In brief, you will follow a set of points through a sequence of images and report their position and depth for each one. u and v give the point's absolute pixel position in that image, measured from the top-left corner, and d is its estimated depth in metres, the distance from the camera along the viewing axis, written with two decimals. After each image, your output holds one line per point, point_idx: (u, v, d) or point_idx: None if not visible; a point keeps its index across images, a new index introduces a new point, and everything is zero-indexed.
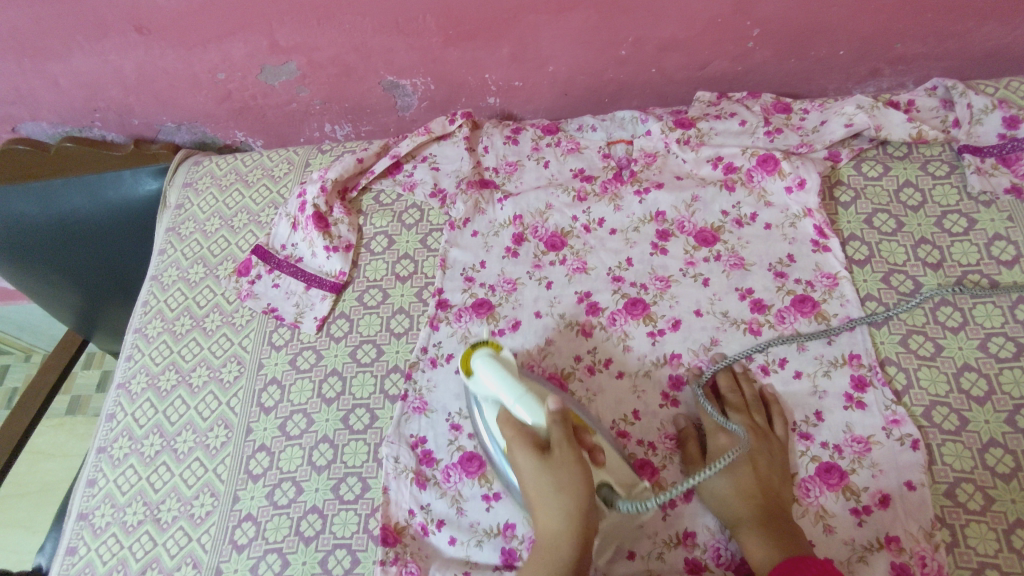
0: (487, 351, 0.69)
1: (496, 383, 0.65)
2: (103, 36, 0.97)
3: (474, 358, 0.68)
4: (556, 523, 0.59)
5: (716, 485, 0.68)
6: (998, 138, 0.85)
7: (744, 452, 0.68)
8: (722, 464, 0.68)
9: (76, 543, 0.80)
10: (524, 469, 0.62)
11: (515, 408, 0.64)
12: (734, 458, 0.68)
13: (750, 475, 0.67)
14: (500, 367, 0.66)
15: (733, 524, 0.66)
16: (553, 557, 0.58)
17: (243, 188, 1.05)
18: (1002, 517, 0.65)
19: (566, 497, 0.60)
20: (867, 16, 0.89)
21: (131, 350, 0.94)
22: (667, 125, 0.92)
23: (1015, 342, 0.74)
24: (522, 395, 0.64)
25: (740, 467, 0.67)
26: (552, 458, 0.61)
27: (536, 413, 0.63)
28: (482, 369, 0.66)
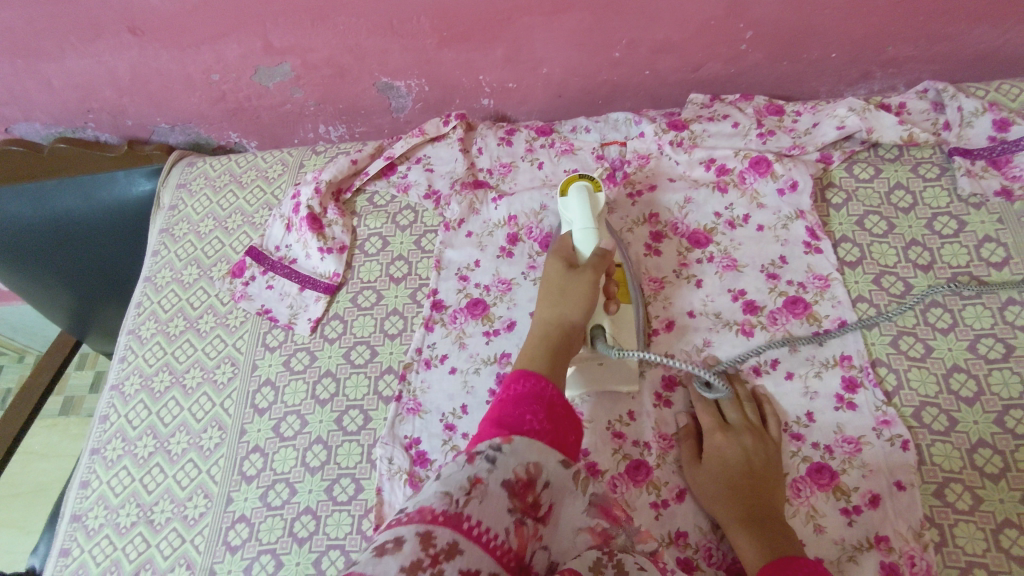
0: (588, 184, 0.80)
1: (579, 207, 0.77)
2: (96, 37, 0.97)
3: (577, 184, 0.80)
4: (552, 316, 0.70)
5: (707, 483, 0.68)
6: (989, 140, 0.86)
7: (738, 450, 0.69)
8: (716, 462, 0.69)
9: (69, 545, 0.80)
10: (551, 275, 0.73)
11: (580, 232, 0.76)
12: (727, 455, 0.69)
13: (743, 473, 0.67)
14: (587, 200, 0.78)
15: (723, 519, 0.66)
16: (545, 332, 0.68)
17: (237, 190, 1.05)
18: (991, 517, 0.65)
19: (571, 298, 0.70)
20: (859, 19, 0.90)
21: (125, 351, 0.94)
22: (661, 127, 0.92)
23: (1004, 343, 0.74)
24: (588, 228, 0.76)
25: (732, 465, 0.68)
26: (581, 278, 0.72)
27: (587, 238, 0.76)
28: (576, 195, 0.78)
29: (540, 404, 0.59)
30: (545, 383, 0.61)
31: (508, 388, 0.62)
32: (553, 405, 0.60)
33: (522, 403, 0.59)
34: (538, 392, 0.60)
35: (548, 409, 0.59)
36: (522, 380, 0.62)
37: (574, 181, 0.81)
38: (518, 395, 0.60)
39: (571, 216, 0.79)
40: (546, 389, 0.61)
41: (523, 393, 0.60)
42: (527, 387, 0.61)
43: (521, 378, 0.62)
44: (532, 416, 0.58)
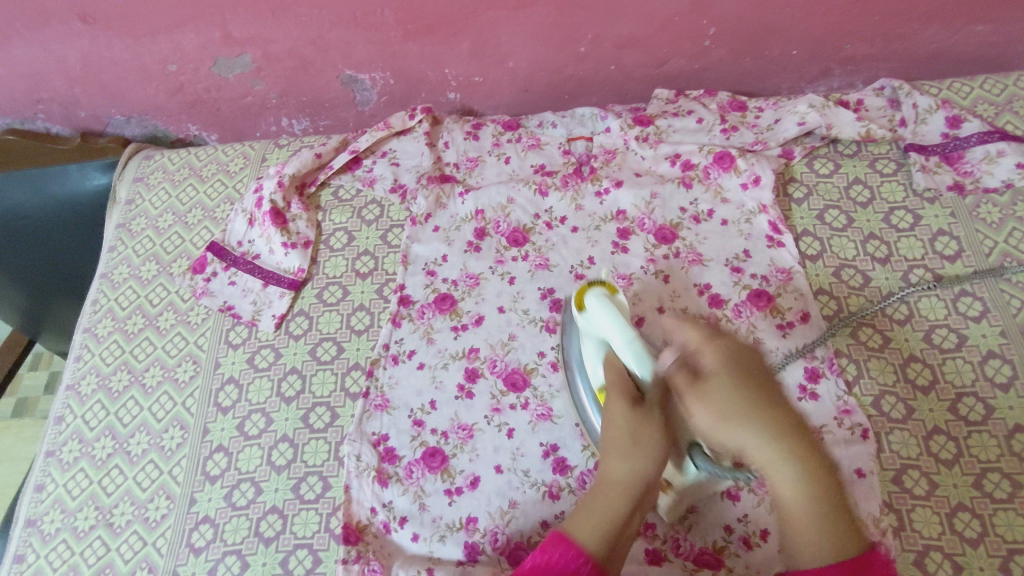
0: (603, 292, 0.70)
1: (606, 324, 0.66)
2: (46, 25, 0.94)
3: (593, 294, 0.70)
4: (621, 473, 0.59)
5: (743, 433, 0.53)
6: (942, 137, 0.89)
7: (738, 375, 0.56)
8: (733, 400, 0.55)
9: (23, 551, 0.77)
10: (614, 412, 0.62)
11: (623, 350, 0.65)
12: (732, 391, 0.55)
13: (767, 389, 0.55)
14: (613, 308, 0.68)
15: (773, 485, 0.53)
16: (609, 500, 0.58)
17: (197, 184, 1.03)
18: (945, 501, 0.68)
19: (642, 449, 0.59)
20: (819, 17, 0.92)
21: (81, 350, 0.91)
22: (626, 123, 0.94)
23: (957, 334, 0.77)
24: (633, 339, 0.65)
25: (755, 399, 0.54)
26: (646, 421, 0.61)
27: (637, 355, 0.64)
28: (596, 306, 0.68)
29: None
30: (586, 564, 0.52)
31: (543, 554, 0.53)
32: None
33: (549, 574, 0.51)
34: (569, 572, 0.52)
35: None
36: (560, 546, 0.53)
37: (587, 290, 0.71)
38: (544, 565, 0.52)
39: (598, 330, 0.69)
40: (585, 563, 0.52)
41: (552, 563, 0.52)
42: (557, 557, 0.52)
43: (558, 545, 0.54)
44: None
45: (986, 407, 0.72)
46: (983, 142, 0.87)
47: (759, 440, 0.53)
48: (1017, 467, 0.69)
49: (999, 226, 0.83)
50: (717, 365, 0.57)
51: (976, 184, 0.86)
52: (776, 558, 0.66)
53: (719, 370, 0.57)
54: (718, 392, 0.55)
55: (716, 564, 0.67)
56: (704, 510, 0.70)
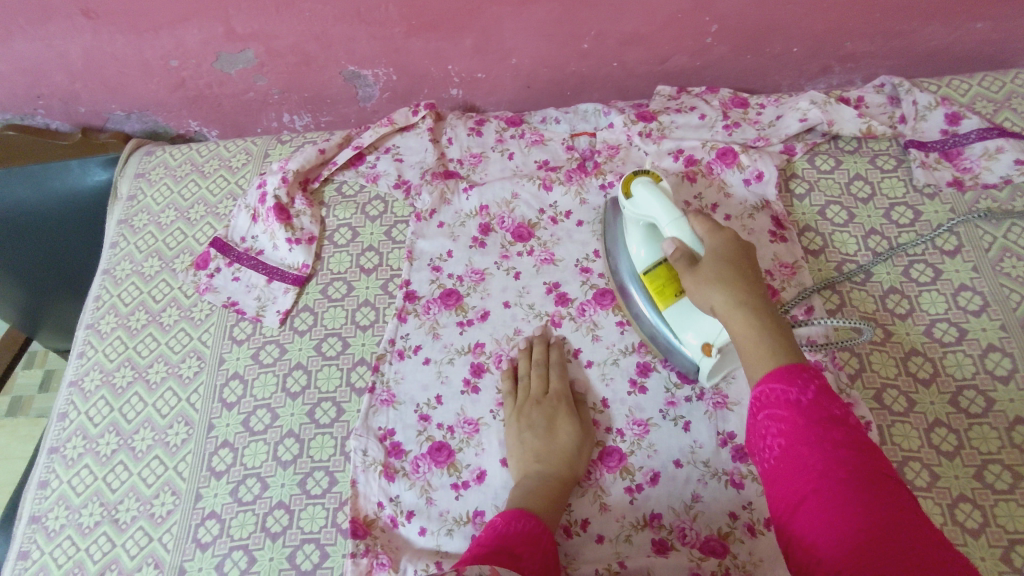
0: (648, 179, 0.73)
1: (656, 204, 0.69)
2: (47, 19, 0.93)
3: (639, 181, 0.72)
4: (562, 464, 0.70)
5: (718, 295, 0.59)
6: (941, 134, 0.90)
7: (728, 254, 0.61)
8: (719, 272, 0.60)
9: (28, 548, 0.77)
10: (540, 413, 0.74)
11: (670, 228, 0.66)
12: (719, 262, 0.60)
13: (743, 268, 0.60)
14: (656, 192, 0.70)
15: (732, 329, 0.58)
16: (549, 480, 0.69)
17: (199, 180, 1.02)
18: (947, 493, 0.68)
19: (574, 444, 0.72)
20: (820, 15, 0.92)
21: (83, 346, 0.91)
22: (630, 119, 0.94)
23: (957, 328, 0.78)
24: (676, 218, 0.66)
25: (730, 271, 0.60)
26: (574, 424, 0.73)
27: (688, 229, 0.65)
28: (644, 190, 0.71)
29: (534, 546, 0.61)
30: (544, 531, 0.63)
31: (506, 522, 0.63)
32: (545, 546, 0.62)
33: (519, 538, 0.61)
34: (536, 535, 0.62)
35: (542, 550, 0.61)
36: (520, 516, 0.64)
37: (631, 181, 0.73)
38: (515, 530, 0.62)
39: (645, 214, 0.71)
40: (543, 532, 0.63)
41: (520, 530, 0.62)
42: (526, 526, 0.63)
43: (518, 516, 0.64)
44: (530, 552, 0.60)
45: (987, 400, 0.73)
46: (982, 139, 0.88)
47: (729, 296, 0.58)
48: (1017, 458, 0.69)
49: (998, 222, 0.84)
50: (716, 248, 0.62)
51: (975, 180, 0.87)
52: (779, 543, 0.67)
53: (717, 248, 0.62)
54: (710, 265, 0.61)
55: (722, 551, 0.67)
56: (709, 499, 0.70)
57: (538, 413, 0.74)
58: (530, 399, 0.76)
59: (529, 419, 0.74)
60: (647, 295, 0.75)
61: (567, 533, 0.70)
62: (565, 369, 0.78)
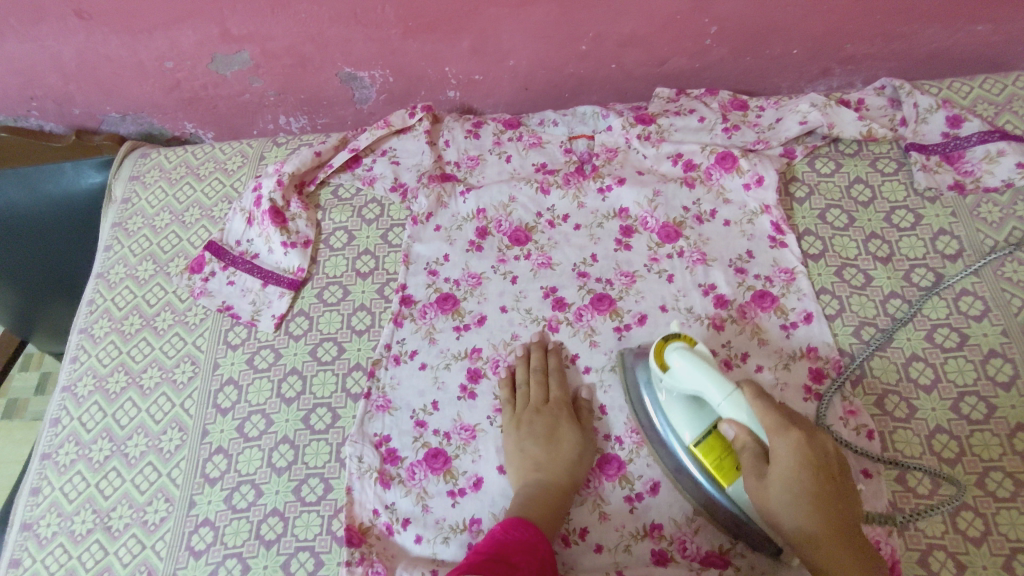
0: (685, 345, 0.65)
1: (704, 379, 0.62)
2: (40, 20, 0.92)
3: (677, 354, 0.64)
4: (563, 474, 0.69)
5: (784, 515, 0.56)
6: (942, 137, 0.89)
7: (796, 467, 0.56)
8: (785, 485, 0.56)
9: (20, 555, 0.76)
10: (536, 425, 0.73)
11: (727, 405, 0.60)
12: (785, 477, 0.56)
13: (812, 482, 0.55)
14: (697, 359, 0.63)
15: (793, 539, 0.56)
16: (553, 491, 0.68)
17: (194, 183, 1.02)
18: (949, 500, 0.68)
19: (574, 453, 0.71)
20: (820, 16, 0.92)
21: (76, 350, 0.90)
22: (628, 121, 0.94)
23: (959, 333, 0.77)
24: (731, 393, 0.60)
25: (801, 488, 0.55)
26: (572, 434, 0.73)
27: (751, 414, 0.59)
28: (688, 364, 0.63)
29: (532, 556, 0.60)
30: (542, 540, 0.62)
31: (505, 530, 0.62)
32: (543, 556, 0.61)
33: (517, 548, 0.60)
34: (534, 544, 0.61)
35: (540, 560, 0.60)
36: (518, 524, 0.63)
37: (667, 349, 0.66)
38: (512, 539, 0.61)
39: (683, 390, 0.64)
40: (541, 542, 0.62)
41: (518, 539, 0.61)
42: (524, 535, 0.62)
43: (516, 524, 0.63)
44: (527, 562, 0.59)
45: (988, 406, 0.72)
46: (983, 142, 0.87)
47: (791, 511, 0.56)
48: (1019, 465, 0.69)
49: (999, 226, 0.83)
50: (780, 452, 0.57)
51: (977, 183, 0.86)
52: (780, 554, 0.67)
53: (781, 463, 0.57)
54: (775, 479, 0.57)
55: (722, 564, 0.67)
56: None
57: (535, 424, 0.73)
58: (527, 409, 0.75)
59: (525, 430, 0.73)
60: (698, 471, 0.66)
61: (565, 542, 0.69)
62: (564, 377, 0.77)
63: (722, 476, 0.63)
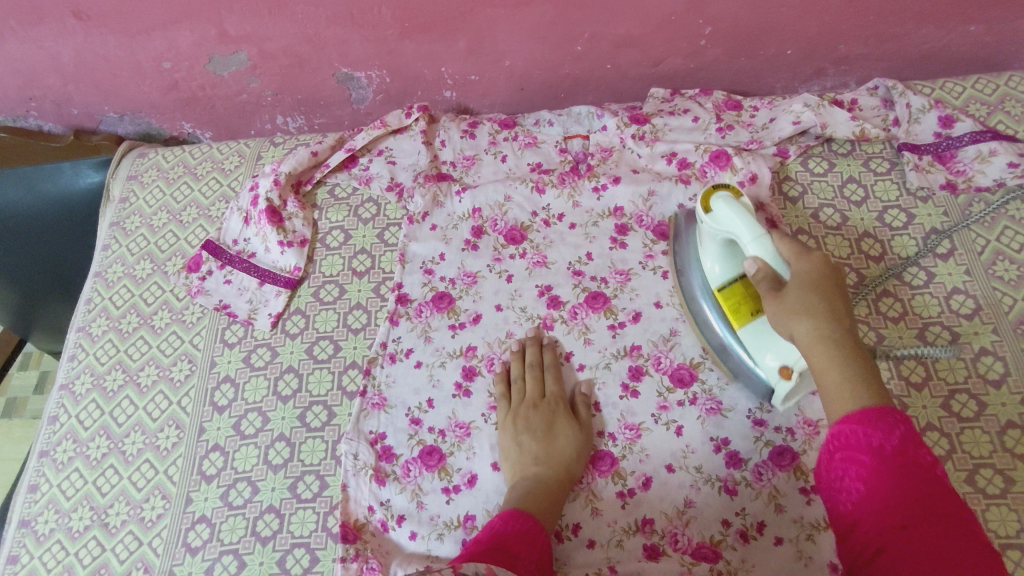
0: (729, 195, 0.71)
1: (737, 217, 0.67)
2: (38, 21, 0.93)
3: (719, 197, 0.70)
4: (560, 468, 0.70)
5: (799, 327, 0.58)
6: (935, 137, 0.90)
7: (812, 282, 0.60)
8: (803, 305, 0.58)
9: (17, 552, 0.77)
10: (533, 419, 0.74)
11: (752, 244, 0.65)
12: (803, 289, 0.59)
13: (829, 300, 0.58)
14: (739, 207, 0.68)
15: (810, 357, 0.57)
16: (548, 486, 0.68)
17: (192, 182, 1.02)
18: None
19: (570, 447, 0.72)
20: (814, 18, 0.92)
21: (74, 349, 0.90)
22: (623, 121, 0.94)
23: (950, 331, 0.78)
24: (759, 236, 0.65)
25: (815, 300, 0.58)
26: (569, 427, 0.73)
27: (773, 250, 0.64)
28: (725, 205, 0.69)
29: (531, 546, 0.61)
30: (541, 533, 0.63)
31: (504, 521, 0.63)
32: (542, 547, 0.62)
33: (517, 538, 0.61)
34: (533, 536, 0.62)
35: (539, 551, 0.61)
36: (518, 516, 0.63)
37: (713, 194, 0.72)
38: (512, 529, 0.62)
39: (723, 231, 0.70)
40: (541, 535, 0.63)
41: (518, 530, 0.62)
42: (523, 526, 0.62)
43: (516, 517, 0.63)
44: (526, 554, 0.59)
45: (979, 403, 0.73)
46: (976, 142, 0.88)
47: (811, 327, 0.57)
48: (1009, 463, 0.69)
49: (990, 225, 0.84)
50: (799, 273, 0.61)
51: (969, 183, 0.87)
52: (770, 548, 0.67)
53: (800, 279, 0.60)
54: (793, 296, 0.59)
55: (714, 557, 0.67)
56: (702, 505, 0.70)
57: (532, 418, 0.74)
58: (523, 404, 0.75)
59: (523, 422, 0.74)
60: (720, 314, 0.73)
61: (559, 538, 0.70)
62: (560, 374, 0.78)
63: (738, 318, 0.71)
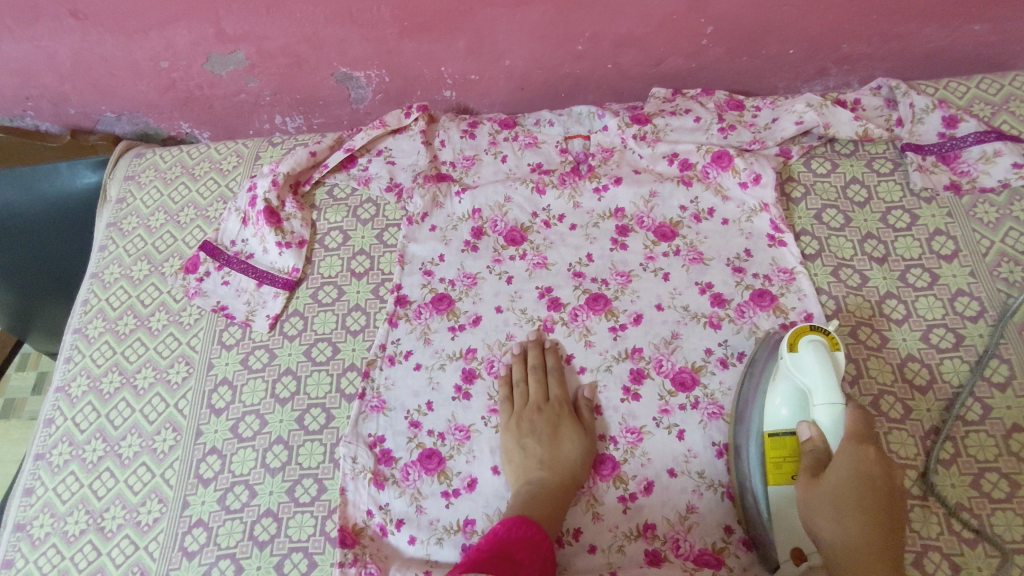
0: (823, 341, 0.64)
1: (819, 370, 0.62)
2: (35, 20, 0.92)
3: (809, 338, 0.64)
4: (565, 474, 0.69)
5: (826, 527, 0.55)
6: (938, 137, 0.89)
7: (854, 476, 0.55)
8: (833, 500, 0.55)
9: (12, 556, 0.76)
10: (537, 424, 0.73)
11: (822, 407, 0.61)
12: (844, 480, 0.55)
13: (868, 497, 0.54)
14: (828, 360, 0.63)
15: (821, 530, 0.55)
16: (552, 492, 0.68)
17: (189, 183, 1.01)
18: (943, 501, 0.67)
19: (576, 453, 0.71)
20: (816, 17, 0.91)
21: (70, 351, 0.90)
22: (624, 121, 0.93)
23: (954, 333, 0.77)
24: (833, 400, 0.61)
25: (852, 496, 0.54)
26: (575, 432, 0.72)
27: (836, 422, 0.61)
28: (810, 352, 0.63)
29: (534, 553, 0.60)
30: (545, 540, 0.62)
31: (507, 526, 0.62)
32: (545, 554, 0.61)
33: (520, 544, 0.60)
34: (537, 544, 0.61)
35: (541, 557, 0.61)
36: (522, 522, 0.63)
37: (802, 333, 0.65)
38: (514, 534, 0.61)
39: (802, 378, 0.64)
40: (545, 541, 0.62)
41: (521, 536, 0.61)
42: (526, 532, 0.62)
43: (519, 522, 0.63)
44: (530, 561, 0.59)
45: (984, 406, 0.72)
46: (980, 142, 0.87)
47: (837, 535, 0.54)
48: (1013, 466, 0.68)
49: (995, 226, 0.83)
50: (843, 465, 0.56)
51: (973, 183, 0.86)
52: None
53: (842, 473, 0.55)
54: (831, 490, 0.55)
55: (716, 563, 0.66)
56: (704, 510, 0.69)
57: (536, 423, 0.73)
58: (528, 408, 0.74)
59: (527, 427, 0.73)
60: (758, 465, 0.66)
61: (560, 543, 0.69)
62: (563, 376, 0.77)
63: (776, 475, 0.64)
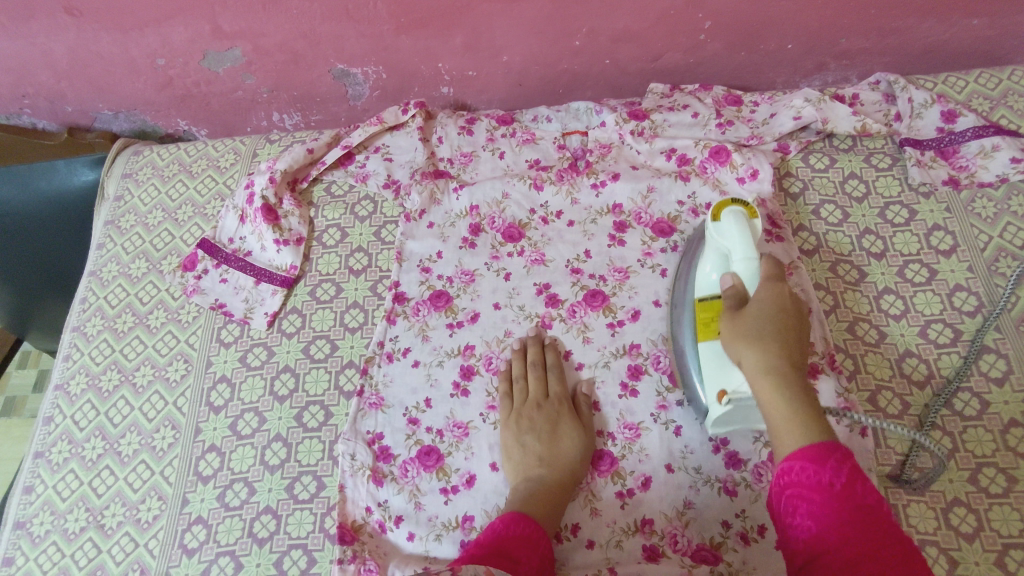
0: (742, 211, 0.67)
1: (736, 236, 0.66)
2: (31, 18, 0.92)
3: (730, 210, 0.67)
4: (564, 473, 0.69)
5: (744, 352, 0.59)
6: (937, 132, 0.89)
7: (772, 312, 0.60)
8: (754, 323, 0.60)
9: (13, 554, 0.76)
10: (536, 422, 0.73)
11: (740, 262, 0.65)
12: (761, 317, 0.60)
13: (784, 323, 0.59)
14: (745, 225, 0.66)
15: (743, 358, 0.59)
16: (551, 490, 0.68)
17: (187, 180, 1.01)
18: (940, 497, 0.68)
19: (574, 452, 0.71)
20: (815, 12, 0.91)
21: (69, 349, 0.90)
22: (621, 117, 0.93)
23: (953, 329, 0.77)
24: (750, 257, 0.65)
25: (768, 330, 0.59)
26: (575, 430, 0.72)
27: (755, 273, 0.65)
28: (730, 220, 0.67)
29: (532, 552, 0.60)
30: (543, 538, 0.62)
31: (507, 524, 0.63)
32: (543, 552, 0.61)
33: (519, 542, 0.61)
34: (535, 543, 0.61)
35: (540, 555, 0.61)
36: (521, 520, 0.63)
37: (725, 205, 0.69)
38: (514, 532, 0.61)
39: (723, 244, 0.68)
40: (544, 541, 0.62)
41: (520, 534, 0.61)
42: (526, 530, 0.62)
43: (518, 520, 0.63)
44: (528, 559, 0.59)
45: (982, 402, 0.72)
46: (978, 137, 0.87)
47: (760, 357, 0.57)
48: (1011, 461, 0.68)
49: (993, 221, 0.83)
50: (763, 300, 0.61)
51: (971, 178, 0.86)
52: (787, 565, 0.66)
53: (763, 307, 0.61)
54: (751, 320, 0.60)
55: (714, 560, 0.67)
56: (701, 506, 0.69)
57: (535, 420, 0.73)
58: (527, 406, 0.74)
59: (526, 425, 0.73)
60: (692, 326, 0.71)
61: (558, 538, 0.69)
62: (562, 372, 0.77)
63: (705, 331, 0.68)
